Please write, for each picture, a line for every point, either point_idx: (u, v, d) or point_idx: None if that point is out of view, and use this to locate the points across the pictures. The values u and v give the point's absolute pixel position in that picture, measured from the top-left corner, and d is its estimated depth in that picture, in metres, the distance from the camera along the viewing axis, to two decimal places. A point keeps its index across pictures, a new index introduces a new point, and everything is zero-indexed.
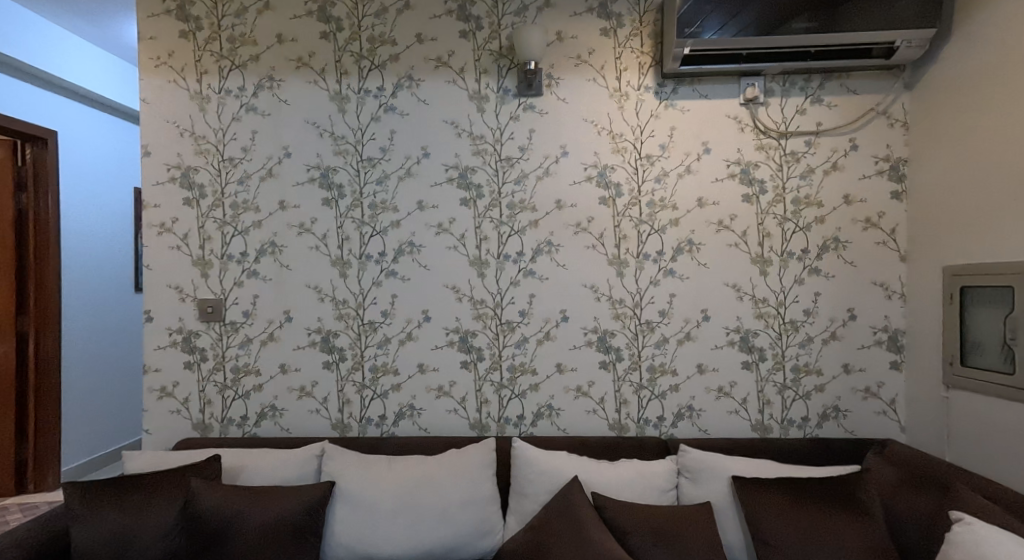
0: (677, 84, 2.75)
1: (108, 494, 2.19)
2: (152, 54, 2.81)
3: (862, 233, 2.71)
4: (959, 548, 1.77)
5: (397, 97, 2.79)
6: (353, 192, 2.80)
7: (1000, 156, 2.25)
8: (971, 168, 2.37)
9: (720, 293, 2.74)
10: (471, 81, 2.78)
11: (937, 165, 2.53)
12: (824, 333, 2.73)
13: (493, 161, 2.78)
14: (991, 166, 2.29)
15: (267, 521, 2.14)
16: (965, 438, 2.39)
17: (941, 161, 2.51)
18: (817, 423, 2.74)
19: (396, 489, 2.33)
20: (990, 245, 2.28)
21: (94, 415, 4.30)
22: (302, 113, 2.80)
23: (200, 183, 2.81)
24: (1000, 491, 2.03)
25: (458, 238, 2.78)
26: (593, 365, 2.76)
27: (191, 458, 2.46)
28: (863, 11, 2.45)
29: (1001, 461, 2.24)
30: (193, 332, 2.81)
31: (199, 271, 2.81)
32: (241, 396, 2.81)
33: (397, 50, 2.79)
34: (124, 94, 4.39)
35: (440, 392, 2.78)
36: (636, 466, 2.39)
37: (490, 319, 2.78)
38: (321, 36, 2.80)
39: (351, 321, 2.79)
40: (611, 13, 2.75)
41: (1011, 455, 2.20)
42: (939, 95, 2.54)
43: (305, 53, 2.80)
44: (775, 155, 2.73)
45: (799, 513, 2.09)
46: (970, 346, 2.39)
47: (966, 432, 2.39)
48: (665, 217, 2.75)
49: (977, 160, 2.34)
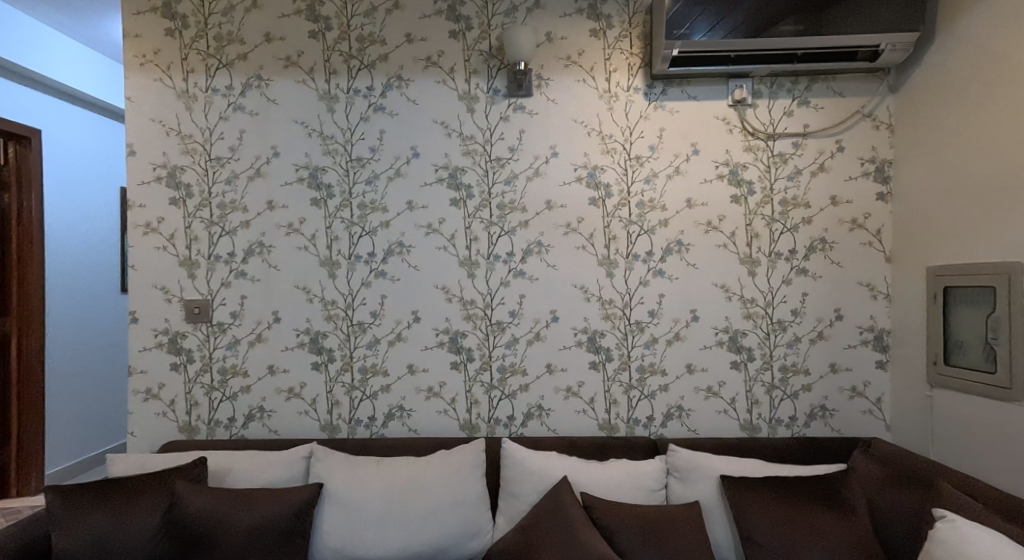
0: (667, 85, 2.30)
1: (69, 503, 1.83)
2: (137, 51, 2.36)
3: (848, 234, 2.27)
4: (940, 548, 1.48)
5: (244, 97, 2.36)
6: (342, 192, 2.35)
7: (1000, 118, 1.82)
8: (956, 139, 1.98)
9: (710, 296, 2.29)
10: (319, 81, 2.35)
11: (911, 146, 2.16)
12: (812, 333, 2.28)
13: (483, 161, 2.33)
14: (990, 136, 1.85)
15: (250, 529, 1.81)
16: (962, 451, 1.96)
17: (913, 140, 2.15)
18: (804, 422, 2.29)
19: (383, 490, 1.97)
20: (999, 248, 1.82)
21: (67, 430, 3.44)
22: (135, 107, 2.35)
23: (187, 183, 2.36)
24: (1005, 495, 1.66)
25: (447, 238, 2.33)
26: (723, 365, 2.29)
27: (174, 460, 2.07)
28: (845, 12, 2.06)
29: (997, 466, 1.84)
30: (181, 332, 2.35)
31: (185, 271, 2.35)
32: (228, 398, 2.35)
33: (245, 49, 2.36)
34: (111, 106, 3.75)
35: (429, 392, 2.33)
36: (624, 465, 2.02)
37: (480, 318, 2.33)
38: (168, 32, 2.36)
39: (340, 322, 2.34)
40: (601, 14, 2.31)
41: (1015, 458, 1.78)
42: (925, 84, 2.11)
43: (150, 50, 2.36)
44: (763, 157, 2.29)
45: (788, 530, 1.75)
46: (952, 343, 2.00)
47: (956, 437, 1.98)
48: (654, 218, 2.30)
49: (960, 129, 1.96)
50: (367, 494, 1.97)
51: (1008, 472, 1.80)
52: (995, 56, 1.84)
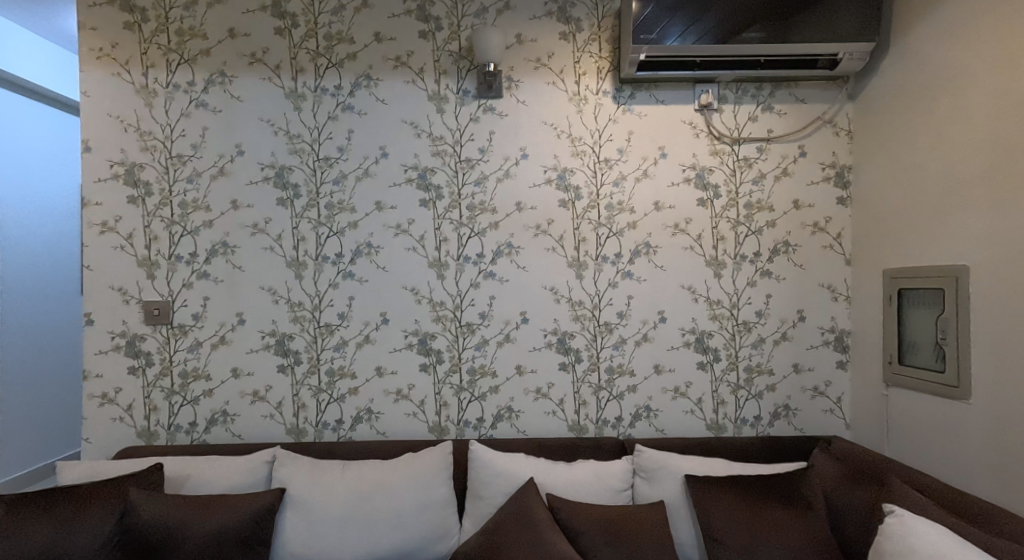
0: (635, 89, 2.33)
1: (12, 514, 1.76)
2: (93, 45, 2.28)
3: (810, 237, 2.33)
4: (887, 542, 1.53)
5: (208, 92, 2.30)
6: (309, 192, 2.31)
7: (940, 127, 1.93)
8: (904, 149, 2.07)
9: (675, 296, 2.33)
10: (286, 79, 2.31)
11: (866, 157, 2.25)
12: (776, 334, 2.33)
13: (453, 162, 2.32)
14: (934, 145, 1.95)
15: (206, 535, 1.77)
16: (914, 444, 2.03)
17: (868, 151, 2.24)
18: (769, 422, 2.33)
19: (348, 496, 1.94)
20: (951, 243, 1.88)
21: (19, 436, 3.30)
22: (93, 102, 2.28)
23: (145, 181, 2.29)
24: (951, 491, 1.71)
25: (418, 239, 2.31)
26: (688, 368, 2.32)
27: (132, 467, 2.01)
28: (809, 21, 2.11)
29: (949, 464, 1.90)
30: (138, 335, 2.28)
31: (144, 271, 2.28)
32: (189, 402, 2.29)
33: (208, 44, 2.30)
34: (61, 106, 3.63)
35: (398, 395, 2.30)
36: (591, 467, 2.04)
37: (449, 321, 2.31)
38: (125, 26, 2.29)
39: (307, 324, 2.30)
40: (570, 17, 2.32)
41: (967, 459, 1.84)
42: (882, 93, 2.18)
43: (106, 43, 2.28)
44: (727, 160, 2.33)
45: (744, 526, 1.79)
46: (907, 344, 2.06)
47: (915, 438, 2.03)
48: (623, 220, 2.33)
49: (904, 138, 2.07)
50: (333, 500, 1.93)
51: (959, 470, 1.87)
52: (946, 66, 1.91)
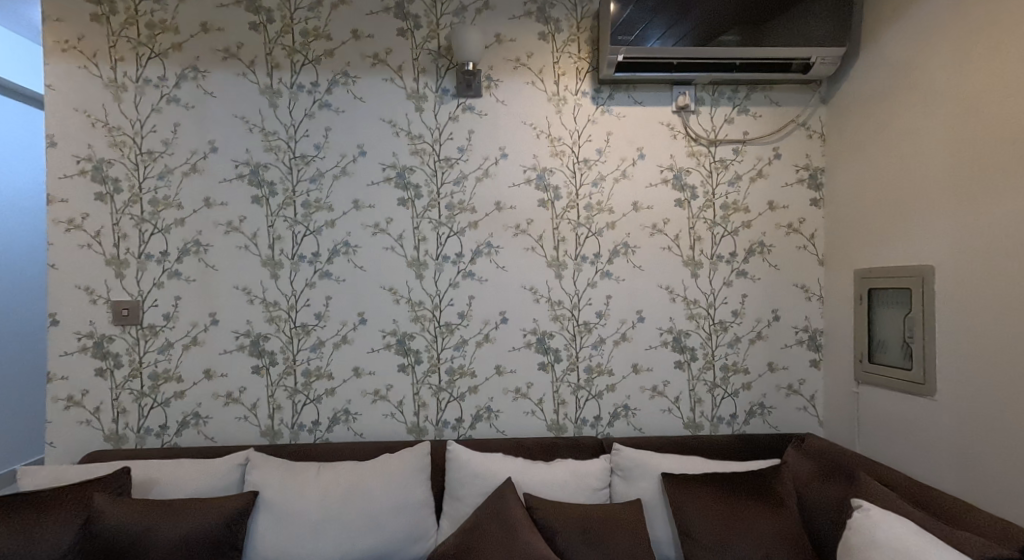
0: (614, 90, 2.34)
1: None
2: (59, 37, 2.21)
3: (785, 238, 2.37)
4: (853, 537, 1.57)
5: (180, 87, 2.25)
6: (285, 190, 2.27)
7: (910, 131, 1.97)
8: (876, 151, 2.11)
9: (653, 295, 2.35)
10: (262, 75, 2.27)
11: (840, 161, 2.28)
12: (751, 334, 2.36)
13: (432, 161, 2.31)
14: (904, 149, 1.99)
15: (175, 540, 1.73)
16: (884, 441, 2.08)
17: (842, 155, 2.27)
18: (744, 420, 2.37)
19: (322, 498, 1.91)
20: (919, 246, 1.93)
21: None
22: (60, 96, 2.21)
23: (114, 177, 2.23)
24: (916, 485, 1.76)
25: (396, 239, 2.29)
26: (665, 367, 2.35)
27: (99, 471, 1.95)
28: (782, 26, 2.15)
29: (917, 460, 1.95)
30: (107, 336, 2.22)
31: (113, 270, 2.22)
32: (160, 404, 2.23)
33: (180, 38, 2.25)
34: (25, 97, 3.51)
35: (375, 395, 2.28)
36: (569, 466, 2.05)
37: (427, 321, 2.30)
38: (93, 18, 2.22)
39: (282, 324, 2.27)
40: (549, 18, 2.33)
41: (934, 454, 1.89)
42: (854, 97, 2.22)
43: (73, 35, 2.22)
44: (704, 162, 2.36)
45: (717, 523, 1.81)
46: (877, 343, 2.11)
47: (883, 434, 2.08)
48: (602, 221, 2.34)
49: (876, 141, 2.11)
50: (308, 502, 1.91)
51: (926, 466, 1.91)
52: (914, 71, 1.95)
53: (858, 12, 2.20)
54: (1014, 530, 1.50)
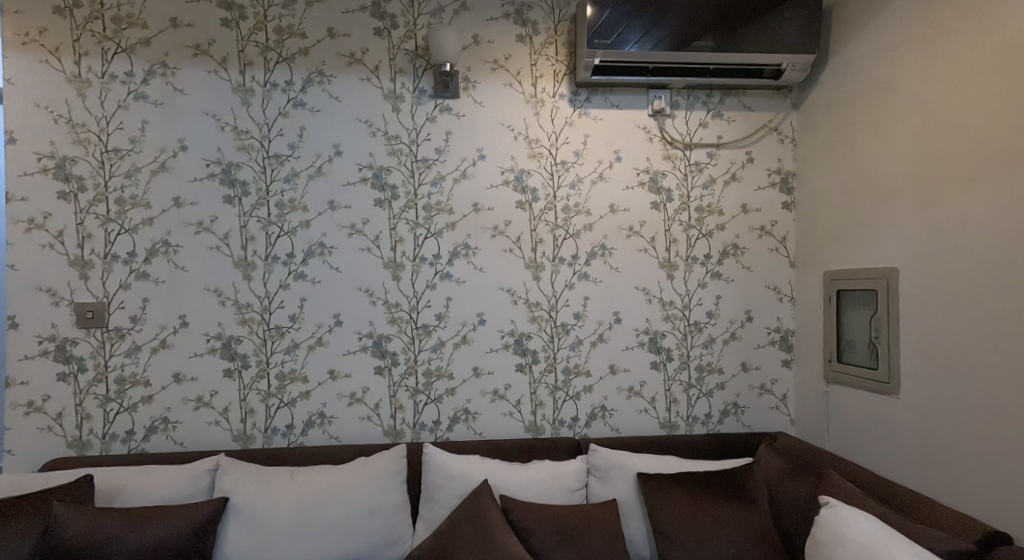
0: (591, 93, 2.36)
1: None
2: (18, 30, 2.13)
3: (757, 240, 2.41)
4: (821, 532, 1.61)
5: (149, 83, 2.19)
6: (258, 190, 2.23)
7: (876, 135, 2.02)
8: (843, 155, 2.16)
9: (630, 296, 2.37)
10: (234, 71, 2.23)
11: (812, 166, 2.33)
12: (725, 334, 2.40)
13: (409, 162, 2.29)
14: (870, 152, 2.05)
15: (140, 547, 1.69)
16: (852, 439, 2.13)
17: (812, 159, 2.33)
18: (718, 420, 2.40)
19: (294, 503, 1.88)
20: (885, 248, 1.98)
21: None
22: (22, 92, 2.14)
23: (78, 175, 2.16)
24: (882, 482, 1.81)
25: (372, 240, 2.27)
26: (642, 368, 2.37)
27: (61, 478, 1.89)
28: (755, 32, 2.19)
29: (882, 456, 2.00)
30: (70, 339, 2.15)
31: (77, 270, 2.15)
32: (126, 409, 2.17)
33: (148, 33, 2.19)
34: None
35: (351, 399, 2.25)
36: (545, 466, 2.05)
37: (404, 323, 2.28)
38: (56, 10, 2.16)
39: (255, 326, 2.22)
40: (527, 20, 2.33)
41: (898, 452, 1.94)
42: (823, 103, 2.28)
43: (34, 27, 2.14)
44: (680, 165, 2.39)
45: (691, 522, 1.83)
46: (845, 343, 2.17)
47: (851, 431, 2.13)
48: (579, 222, 2.35)
49: (844, 146, 2.16)
50: (280, 507, 1.87)
51: (891, 462, 1.96)
52: (887, 75, 1.98)
53: (827, 19, 2.26)
54: (972, 524, 1.55)
